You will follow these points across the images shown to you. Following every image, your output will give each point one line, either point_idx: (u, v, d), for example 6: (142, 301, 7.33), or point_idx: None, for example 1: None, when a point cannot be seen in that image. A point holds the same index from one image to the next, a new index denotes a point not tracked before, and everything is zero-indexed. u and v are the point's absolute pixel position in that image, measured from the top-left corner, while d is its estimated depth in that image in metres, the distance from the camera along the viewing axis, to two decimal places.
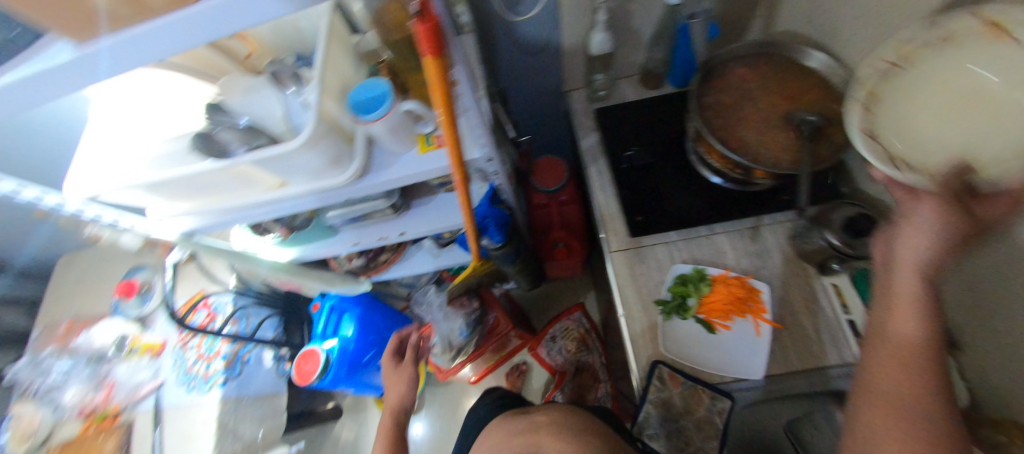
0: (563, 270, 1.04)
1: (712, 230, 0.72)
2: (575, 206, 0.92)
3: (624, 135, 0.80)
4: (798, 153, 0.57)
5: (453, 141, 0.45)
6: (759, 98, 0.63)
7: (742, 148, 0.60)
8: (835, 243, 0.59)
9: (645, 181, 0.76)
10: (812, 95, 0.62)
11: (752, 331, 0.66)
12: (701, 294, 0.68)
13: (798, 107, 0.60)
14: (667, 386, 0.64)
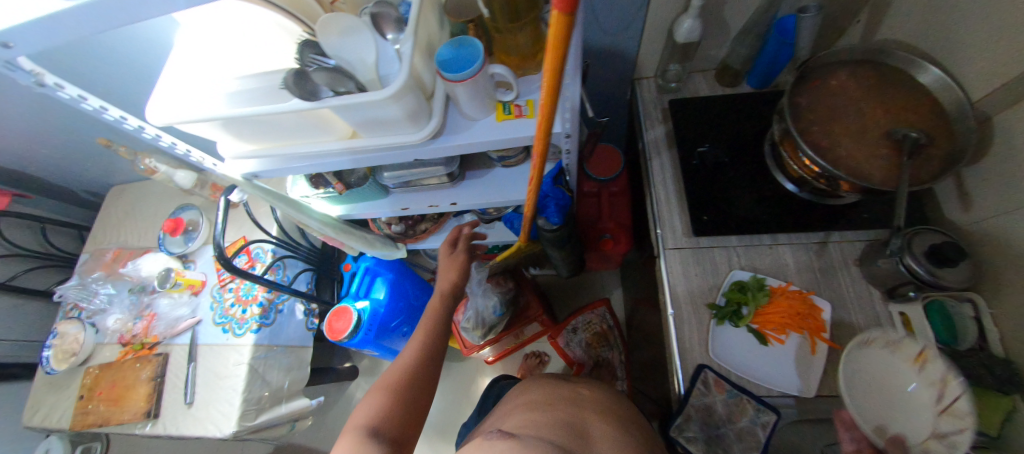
0: (602, 262, 1.03)
1: (775, 240, 0.69)
2: (625, 198, 0.91)
3: (695, 131, 0.78)
4: (894, 169, 0.54)
5: (547, 116, 0.44)
6: (857, 107, 0.60)
7: (831, 155, 0.57)
8: (915, 270, 0.55)
9: (711, 180, 0.73)
10: (913, 109, 0.58)
11: (808, 349, 0.63)
12: (758, 304, 0.65)
13: (901, 121, 0.57)
14: (710, 391, 0.62)
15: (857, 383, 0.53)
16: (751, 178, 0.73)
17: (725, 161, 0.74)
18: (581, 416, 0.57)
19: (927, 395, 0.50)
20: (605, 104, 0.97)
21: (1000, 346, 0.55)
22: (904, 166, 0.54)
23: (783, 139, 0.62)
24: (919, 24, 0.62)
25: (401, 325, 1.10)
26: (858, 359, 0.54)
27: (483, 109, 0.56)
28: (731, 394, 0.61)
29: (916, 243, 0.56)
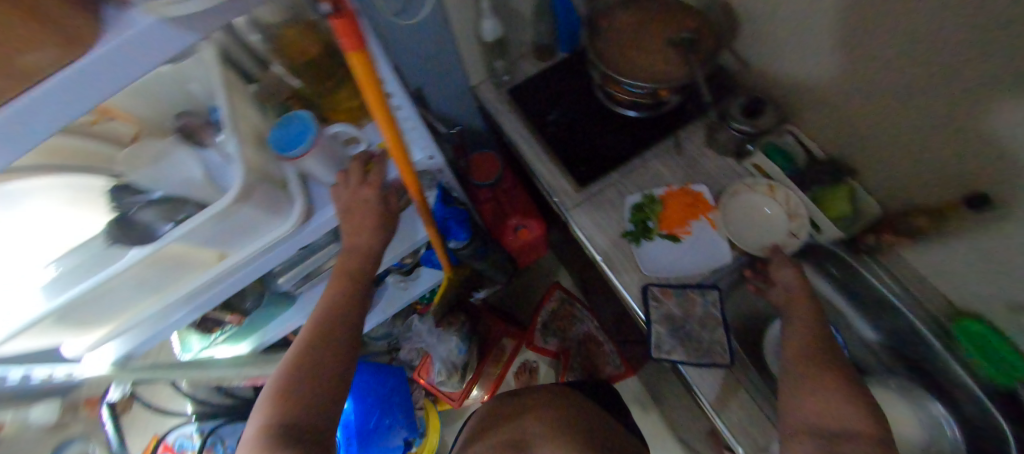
0: (532, 255, 1.06)
1: (645, 159, 0.79)
2: (518, 189, 0.96)
3: (543, 103, 0.86)
4: (686, 64, 0.68)
5: (394, 139, 0.49)
6: (643, 29, 0.72)
7: (641, 74, 0.69)
8: (743, 130, 0.69)
9: (574, 137, 0.81)
10: (678, 16, 0.72)
11: (709, 227, 0.73)
12: (658, 214, 0.74)
13: (674, 28, 0.71)
14: (663, 302, 0.70)
15: (738, 216, 0.72)
16: (600, 118, 0.81)
17: (578, 115, 0.82)
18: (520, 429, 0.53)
19: (777, 209, 0.70)
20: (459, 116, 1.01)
21: (818, 148, 0.73)
22: (692, 59, 0.67)
23: (605, 77, 0.72)
24: None
25: (381, 421, 0.97)
26: (732, 196, 0.73)
27: (342, 170, 0.57)
28: (677, 293, 0.70)
29: (732, 105, 0.71)
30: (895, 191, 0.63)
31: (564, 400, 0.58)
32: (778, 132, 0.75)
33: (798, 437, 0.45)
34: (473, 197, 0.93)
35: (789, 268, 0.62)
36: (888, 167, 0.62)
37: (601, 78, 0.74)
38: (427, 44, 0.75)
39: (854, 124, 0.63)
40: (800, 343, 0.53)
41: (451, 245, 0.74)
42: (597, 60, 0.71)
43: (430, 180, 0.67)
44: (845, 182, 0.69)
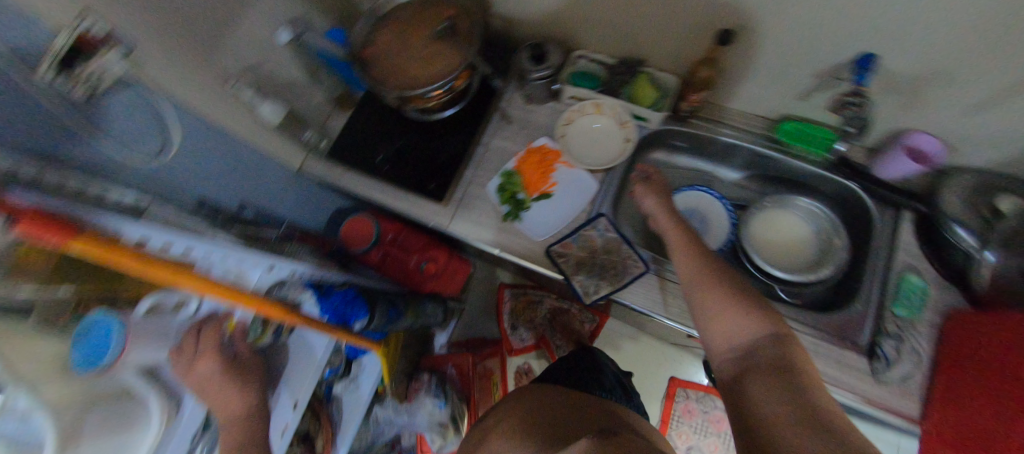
0: (457, 282, 1.03)
1: (485, 142, 0.80)
2: (404, 230, 0.92)
3: (366, 141, 0.80)
4: (460, 50, 0.69)
5: (202, 283, 0.48)
6: (407, 37, 0.72)
7: (428, 77, 0.68)
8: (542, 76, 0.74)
9: (413, 160, 0.77)
10: (428, 11, 0.73)
11: (568, 169, 0.77)
12: (521, 184, 0.77)
13: (431, 22, 0.72)
14: (567, 253, 0.73)
15: (581, 142, 0.77)
16: (422, 132, 0.78)
17: (402, 139, 0.78)
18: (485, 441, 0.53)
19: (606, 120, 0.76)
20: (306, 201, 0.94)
21: (609, 55, 0.78)
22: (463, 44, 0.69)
23: (400, 100, 0.70)
24: None
25: None
26: (568, 127, 0.78)
27: (177, 347, 0.53)
28: (574, 240, 0.73)
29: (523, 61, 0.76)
30: (679, 58, 0.72)
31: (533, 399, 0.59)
32: (572, 61, 0.79)
33: (721, 356, 0.47)
34: (368, 263, 0.91)
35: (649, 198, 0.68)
36: (664, 43, 0.70)
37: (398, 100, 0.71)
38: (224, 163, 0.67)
39: (619, 27, 0.70)
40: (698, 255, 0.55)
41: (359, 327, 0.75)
42: (383, 87, 0.68)
43: (286, 288, 0.67)
44: (641, 72, 0.75)
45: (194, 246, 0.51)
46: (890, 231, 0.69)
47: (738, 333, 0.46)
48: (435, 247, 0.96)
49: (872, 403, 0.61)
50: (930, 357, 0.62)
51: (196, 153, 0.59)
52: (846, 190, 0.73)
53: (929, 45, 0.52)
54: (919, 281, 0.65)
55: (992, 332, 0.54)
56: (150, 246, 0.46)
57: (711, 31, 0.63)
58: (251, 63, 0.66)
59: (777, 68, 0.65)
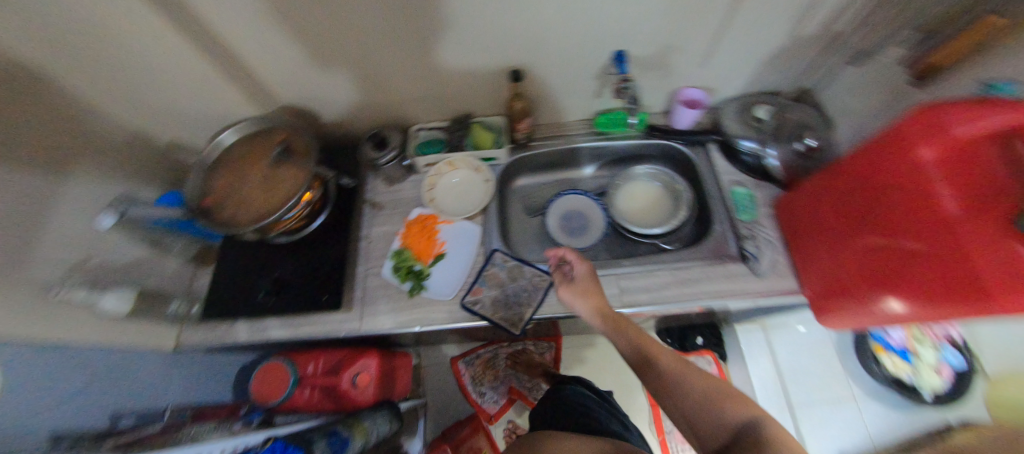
0: (400, 378, 1.01)
1: (365, 236, 0.82)
2: (319, 357, 0.86)
3: (241, 284, 0.75)
4: (301, 166, 0.72)
5: None
6: (245, 173, 0.72)
7: (279, 200, 0.69)
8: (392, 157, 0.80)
9: (300, 280, 0.74)
10: (258, 141, 0.74)
11: (449, 225, 0.82)
12: (413, 256, 0.79)
13: (266, 151, 0.73)
14: (479, 298, 0.75)
15: (452, 198, 0.83)
16: (298, 250, 0.77)
17: (279, 268, 0.75)
18: None
19: (463, 171, 0.84)
20: (197, 376, 0.82)
21: (441, 120, 0.88)
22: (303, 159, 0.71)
23: (261, 232, 0.69)
24: (189, 127, 0.78)
25: None
26: (434, 190, 0.83)
27: None
28: (482, 284, 0.77)
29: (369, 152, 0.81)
30: (496, 103, 0.85)
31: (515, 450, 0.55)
32: (413, 136, 0.87)
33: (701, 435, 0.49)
34: (296, 408, 0.83)
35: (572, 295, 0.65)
36: (480, 95, 0.82)
37: (257, 233, 0.70)
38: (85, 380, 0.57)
39: (439, 94, 0.81)
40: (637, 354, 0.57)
41: None
42: (237, 226, 0.67)
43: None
44: (473, 123, 0.86)
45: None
46: (707, 164, 0.86)
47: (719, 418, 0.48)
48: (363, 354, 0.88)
49: (764, 295, 0.74)
50: (780, 241, 0.78)
51: (33, 384, 0.50)
52: (665, 149, 0.90)
53: (651, 34, 0.71)
54: (744, 190, 0.82)
55: (797, 211, 0.74)
56: None
57: (503, 74, 0.77)
58: (80, 260, 0.60)
59: (569, 83, 0.80)
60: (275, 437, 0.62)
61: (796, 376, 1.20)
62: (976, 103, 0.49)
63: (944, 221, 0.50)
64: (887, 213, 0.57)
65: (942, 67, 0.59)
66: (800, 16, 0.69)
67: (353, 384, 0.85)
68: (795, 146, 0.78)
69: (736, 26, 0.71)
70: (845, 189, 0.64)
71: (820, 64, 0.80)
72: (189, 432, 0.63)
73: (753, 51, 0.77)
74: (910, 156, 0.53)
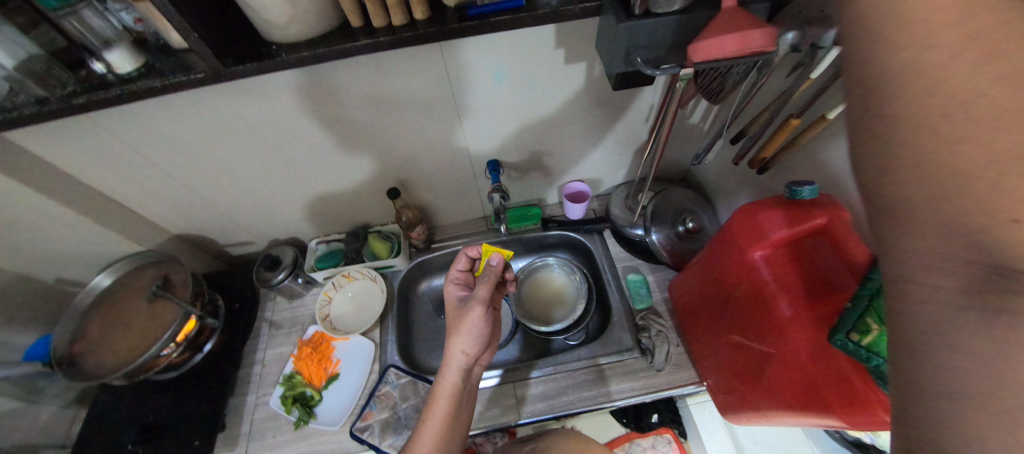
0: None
1: (257, 361, 0.80)
2: None
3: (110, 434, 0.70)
4: (182, 296, 0.72)
5: None
6: (123, 313, 0.71)
7: (153, 337, 0.67)
8: (284, 276, 0.80)
9: (176, 421, 0.70)
10: (142, 275, 0.74)
11: (345, 341, 0.80)
12: (304, 381, 0.75)
13: (146, 285, 0.73)
14: (370, 423, 0.71)
15: (348, 312, 0.83)
16: (177, 386, 0.74)
17: (155, 410, 0.71)
18: None
19: (359, 282, 0.85)
20: None
21: (341, 233, 0.91)
22: (168, 294, 0.70)
23: (127, 380, 0.66)
24: (76, 266, 0.79)
25: None
26: (330, 306, 0.83)
27: None
28: (374, 407, 0.72)
29: (261, 273, 0.81)
30: (389, 212, 0.89)
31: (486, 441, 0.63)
32: (312, 250, 0.89)
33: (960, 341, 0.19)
34: None
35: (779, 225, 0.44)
36: (371, 208, 0.87)
37: (124, 378, 0.65)
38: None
39: (330, 210, 0.85)
40: (896, 131, 0.21)
41: None
42: (100, 377, 0.63)
43: None
44: (368, 233, 0.88)
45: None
46: (602, 251, 0.87)
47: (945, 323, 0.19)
48: None
49: (665, 391, 0.71)
50: (676, 328, 0.76)
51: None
52: (564, 237, 0.91)
53: (517, 144, 0.77)
54: (638, 277, 0.82)
55: (680, 293, 0.74)
56: None
57: (386, 188, 0.81)
58: None
59: (453, 189, 0.85)
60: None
61: (759, 447, 1.11)
62: (785, 207, 0.51)
63: (780, 328, 0.50)
64: (735, 308, 0.58)
65: (768, 161, 0.63)
66: (647, 116, 0.76)
67: None
68: (677, 228, 0.81)
69: (593, 130, 0.77)
70: (705, 273, 0.65)
71: (684, 153, 0.86)
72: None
73: (620, 146, 0.83)
74: (745, 257, 0.54)
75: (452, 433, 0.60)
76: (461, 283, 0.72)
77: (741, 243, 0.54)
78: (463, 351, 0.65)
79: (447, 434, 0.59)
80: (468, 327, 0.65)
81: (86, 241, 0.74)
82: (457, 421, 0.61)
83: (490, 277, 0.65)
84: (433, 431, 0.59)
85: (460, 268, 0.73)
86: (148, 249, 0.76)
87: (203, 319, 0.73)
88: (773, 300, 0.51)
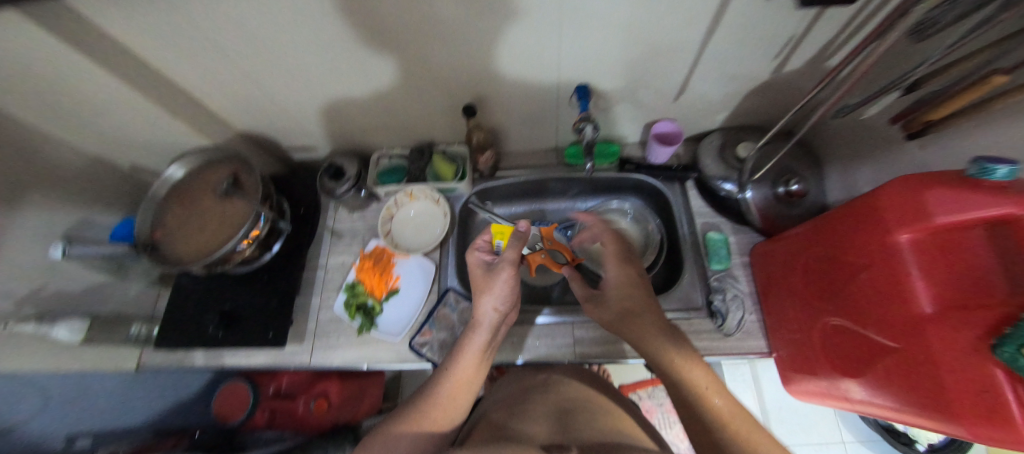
0: (370, 396, 1.08)
1: (319, 266, 0.82)
2: (289, 377, 1.00)
3: (192, 313, 0.76)
4: (253, 196, 0.71)
5: None
6: (197, 207, 0.71)
7: (229, 233, 0.68)
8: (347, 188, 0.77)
9: (250, 311, 0.74)
10: (212, 172, 0.74)
11: (406, 259, 0.80)
12: (367, 292, 0.77)
13: (217, 183, 0.73)
14: (429, 340, 0.73)
15: (409, 231, 0.81)
16: (249, 280, 0.77)
17: (230, 298, 0.76)
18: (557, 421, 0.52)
19: (423, 203, 0.82)
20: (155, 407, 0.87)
21: (404, 148, 0.87)
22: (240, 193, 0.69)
23: (207, 271, 0.68)
24: (147, 154, 0.79)
25: None
26: (392, 223, 0.81)
27: None
28: (433, 325, 0.74)
29: (325, 182, 0.78)
30: (456, 133, 0.83)
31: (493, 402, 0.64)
32: (375, 163, 0.86)
33: None
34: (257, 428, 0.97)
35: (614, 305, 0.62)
36: (438, 126, 0.81)
37: (205, 269, 0.67)
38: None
39: (394, 123, 0.80)
40: None
41: None
42: (183, 265, 0.65)
43: None
44: (433, 152, 0.83)
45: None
46: (682, 204, 0.81)
47: None
48: (330, 382, 0.99)
49: (730, 356, 0.69)
50: (753, 295, 0.73)
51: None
52: (641, 183, 0.85)
53: (614, 70, 0.67)
54: (719, 235, 0.77)
55: (773, 265, 0.68)
56: None
57: (459, 104, 0.73)
58: (30, 290, 0.68)
59: (528, 114, 0.77)
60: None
61: (784, 414, 1.04)
62: (952, 185, 0.41)
63: (914, 322, 0.43)
64: (853, 292, 0.51)
65: (934, 124, 0.50)
66: (779, 51, 0.64)
67: (310, 409, 0.95)
68: (776, 190, 0.72)
69: (707, 61, 0.65)
70: (818, 252, 0.57)
71: (805, 102, 0.73)
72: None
73: (728, 83, 0.72)
74: (880, 239, 0.46)
75: (467, 389, 0.61)
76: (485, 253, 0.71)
77: (885, 220, 0.45)
78: (492, 310, 0.64)
79: (464, 387, 0.60)
80: (500, 289, 0.64)
81: (157, 128, 0.72)
82: (474, 378, 0.61)
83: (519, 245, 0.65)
84: (452, 385, 0.59)
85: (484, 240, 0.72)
86: (216, 145, 0.75)
87: (275, 221, 0.72)
88: (913, 291, 0.43)
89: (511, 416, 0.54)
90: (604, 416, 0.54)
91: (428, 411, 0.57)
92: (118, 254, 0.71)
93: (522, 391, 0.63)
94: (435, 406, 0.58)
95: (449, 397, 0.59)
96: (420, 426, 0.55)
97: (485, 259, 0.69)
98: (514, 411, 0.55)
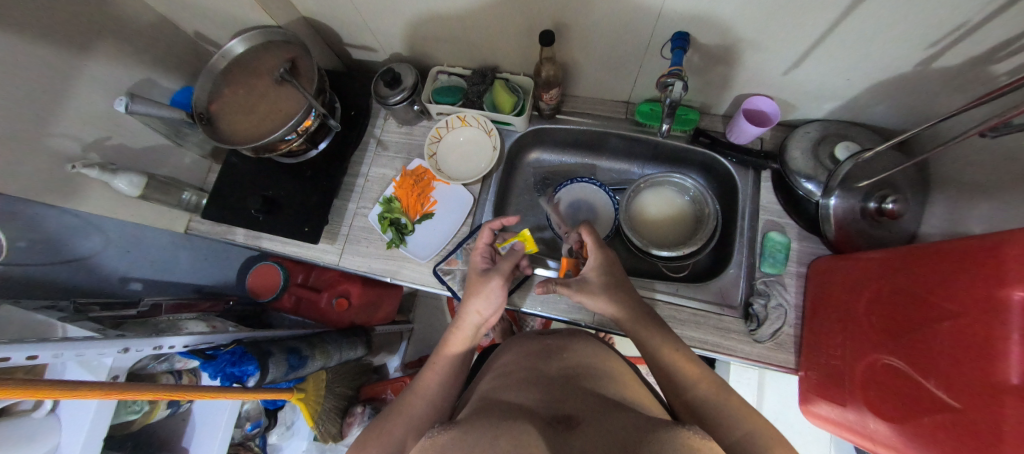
0: (386, 306, 1.16)
1: (360, 174, 0.82)
2: (316, 271, 1.07)
3: (239, 191, 0.78)
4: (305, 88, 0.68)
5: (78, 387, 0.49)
6: (251, 88, 0.70)
7: (279, 121, 0.67)
8: (400, 99, 0.73)
9: (290, 201, 0.76)
10: (270, 55, 0.72)
11: (446, 187, 0.78)
12: (402, 210, 0.76)
13: (275, 67, 0.70)
14: (454, 270, 0.74)
15: (454, 158, 0.79)
16: (293, 172, 0.78)
17: (272, 186, 0.77)
18: (551, 369, 0.54)
19: (472, 131, 0.78)
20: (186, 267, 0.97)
21: (467, 69, 0.81)
22: (296, 80, 0.66)
23: (255, 155, 0.68)
24: (212, 24, 0.77)
25: None
26: (439, 146, 0.78)
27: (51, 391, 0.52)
28: (459, 257, 0.75)
29: (380, 87, 0.74)
30: (525, 61, 0.75)
31: (499, 363, 0.63)
32: (434, 79, 0.81)
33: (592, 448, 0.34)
34: (282, 308, 1.06)
35: (601, 295, 0.61)
36: (506, 51, 0.74)
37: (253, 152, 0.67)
38: (79, 238, 0.75)
39: (460, 39, 0.73)
40: None
41: (250, 382, 0.76)
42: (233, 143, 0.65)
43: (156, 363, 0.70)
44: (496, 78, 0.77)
45: (60, 351, 0.54)
46: (750, 193, 0.75)
47: (592, 441, 0.35)
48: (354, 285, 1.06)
49: (748, 362, 0.67)
50: (795, 309, 0.68)
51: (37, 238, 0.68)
52: (710, 161, 0.80)
53: (724, 20, 0.56)
54: (781, 237, 0.70)
55: (838, 288, 0.60)
56: (37, 357, 0.52)
57: (535, 28, 0.65)
58: (98, 137, 0.69)
59: (611, 52, 0.67)
60: (237, 344, 0.78)
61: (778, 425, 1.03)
62: None
63: (991, 389, 0.35)
64: (927, 338, 0.43)
65: None
66: (939, 39, 0.51)
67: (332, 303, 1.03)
68: (866, 203, 0.62)
69: (844, 32, 0.54)
70: (902, 283, 0.48)
71: (943, 110, 0.61)
72: (168, 319, 0.80)
73: (857, 64, 0.59)
74: (998, 292, 0.36)
75: (454, 375, 0.61)
76: (485, 257, 0.70)
77: (1006, 270, 0.36)
78: (477, 313, 0.64)
79: (453, 364, 0.62)
80: (488, 292, 0.64)
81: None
82: (464, 361, 0.63)
83: (517, 257, 0.68)
84: (438, 371, 0.61)
85: (486, 243, 0.70)
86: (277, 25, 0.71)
87: (327, 119, 0.71)
88: (1008, 355, 0.35)
89: (511, 386, 0.51)
90: (609, 383, 0.51)
91: (417, 400, 0.58)
92: (173, 119, 0.72)
93: (530, 354, 0.60)
94: (422, 396, 0.58)
95: (437, 372, 0.61)
96: (411, 414, 0.56)
97: (484, 264, 0.68)
98: (511, 380, 0.53)
